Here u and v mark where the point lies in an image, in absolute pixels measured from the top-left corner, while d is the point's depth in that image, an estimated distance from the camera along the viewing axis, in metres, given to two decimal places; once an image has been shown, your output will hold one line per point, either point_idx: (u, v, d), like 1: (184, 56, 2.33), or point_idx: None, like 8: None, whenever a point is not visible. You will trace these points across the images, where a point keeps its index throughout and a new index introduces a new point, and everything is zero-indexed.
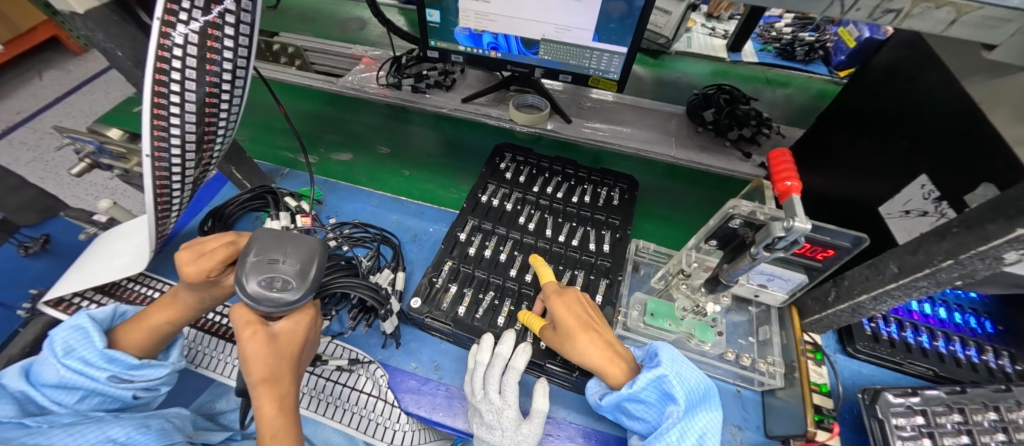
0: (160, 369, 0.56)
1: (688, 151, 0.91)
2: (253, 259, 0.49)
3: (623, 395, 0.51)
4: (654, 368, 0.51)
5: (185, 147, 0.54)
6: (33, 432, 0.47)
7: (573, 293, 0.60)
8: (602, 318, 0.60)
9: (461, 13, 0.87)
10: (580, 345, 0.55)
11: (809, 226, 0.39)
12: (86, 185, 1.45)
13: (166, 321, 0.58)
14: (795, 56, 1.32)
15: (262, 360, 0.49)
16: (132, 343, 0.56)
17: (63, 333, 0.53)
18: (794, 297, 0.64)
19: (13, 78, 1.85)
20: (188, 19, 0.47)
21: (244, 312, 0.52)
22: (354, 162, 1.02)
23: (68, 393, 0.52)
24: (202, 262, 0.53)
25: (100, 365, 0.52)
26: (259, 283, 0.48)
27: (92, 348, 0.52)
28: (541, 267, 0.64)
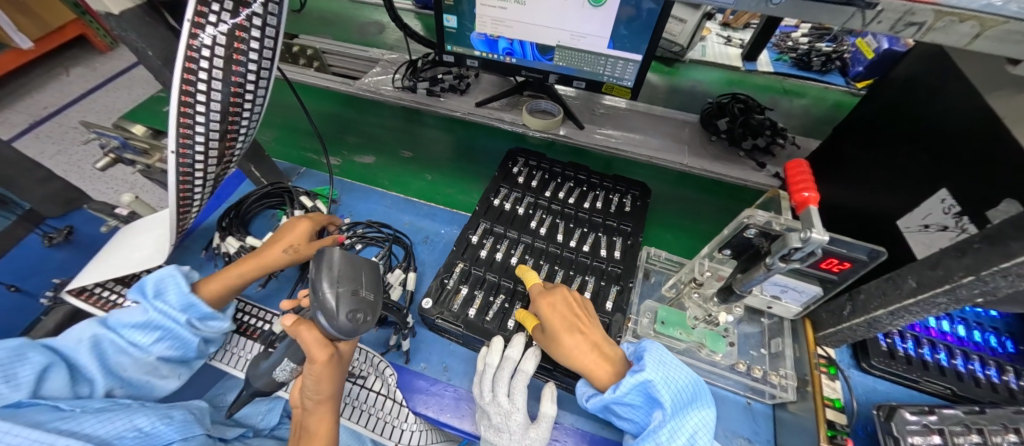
0: (220, 323, 0.64)
1: (701, 160, 0.91)
2: (341, 288, 0.49)
3: (607, 399, 0.51)
4: (638, 372, 0.50)
5: (209, 144, 0.56)
6: (66, 416, 0.49)
7: (560, 292, 0.60)
8: (593, 317, 0.59)
9: (478, 19, 0.88)
10: (569, 351, 0.55)
11: (827, 238, 0.39)
12: (107, 179, 1.49)
13: (240, 274, 0.66)
14: (811, 66, 1.31)
15: (330, 380, 0.53)
16: (209, 290, 0.64)
17: (156, 277, 0.61)
18: (808, 309, 0.63)
19: (42, 74, 1.91)
20: (217, 21, 0.48)
21: (314, 335, 0.52)
22: (381, 166, 1.03)
23: (147, 334, 0.59)
24: (309, 220, 0.73)
25: (177, 310, 0.60)
26: (347, 314, 0.48)
27: (178, 291, 0.60)
28: (526, 272, 0.64)
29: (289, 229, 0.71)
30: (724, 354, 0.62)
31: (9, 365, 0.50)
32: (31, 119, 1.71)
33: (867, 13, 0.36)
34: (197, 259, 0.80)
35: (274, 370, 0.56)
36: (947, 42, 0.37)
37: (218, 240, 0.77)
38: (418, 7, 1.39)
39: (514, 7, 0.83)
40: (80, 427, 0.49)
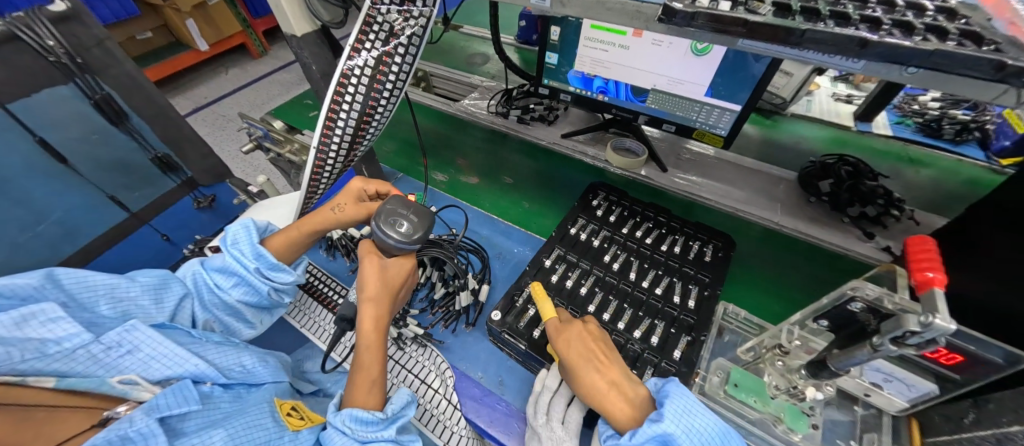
0: (287, 275, 0.68)
1: (796, 221, 0.85)
2: (388, 205, 0.59)
3: (623, 445, 0.47)
4: (656, 423, 0.46)
5: (341, 145, 0.66)
6: (195, 342, 0.62)
7: (577, 327, 0.59)
8: (612, 353, 0.57)
9: (579, 58, 0.94)
10: (584, 383, 0.54)
11: (954, 327, 0.35)
12: (242, 161, 1.79)
13: (300, 227, 0.73)
14: (941, 134, 1.15)
15: (375, 284, 0.61)
16: (275, 245, 0.71)
17: (235, 229, 0.68)
18: (918, 408, 0.55)
19: (210, 71, 2.38)
20: (370, 48, 0.59)
21: (368, 245, 0.63)
22: (482, 188, 1.10)
23: (227, 278, 0.66)
24: (366, 181, 0.75)
25: (250, 258, 0.66)
26: (388, 221, 0.58)
27: (249, 243, 0.67)
28: (543, 302, 0.62)
29: (347, 191, 0.76)
30: (805, 436, 0.56)
31: (157, 291, 0.64)
32: (196, 104, 2.12)
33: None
34: None
35: None
36: None
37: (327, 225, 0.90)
38: (520, 42, 1.52)
39: (615, 50, 0.87)
40: (206, 353, 0.61)
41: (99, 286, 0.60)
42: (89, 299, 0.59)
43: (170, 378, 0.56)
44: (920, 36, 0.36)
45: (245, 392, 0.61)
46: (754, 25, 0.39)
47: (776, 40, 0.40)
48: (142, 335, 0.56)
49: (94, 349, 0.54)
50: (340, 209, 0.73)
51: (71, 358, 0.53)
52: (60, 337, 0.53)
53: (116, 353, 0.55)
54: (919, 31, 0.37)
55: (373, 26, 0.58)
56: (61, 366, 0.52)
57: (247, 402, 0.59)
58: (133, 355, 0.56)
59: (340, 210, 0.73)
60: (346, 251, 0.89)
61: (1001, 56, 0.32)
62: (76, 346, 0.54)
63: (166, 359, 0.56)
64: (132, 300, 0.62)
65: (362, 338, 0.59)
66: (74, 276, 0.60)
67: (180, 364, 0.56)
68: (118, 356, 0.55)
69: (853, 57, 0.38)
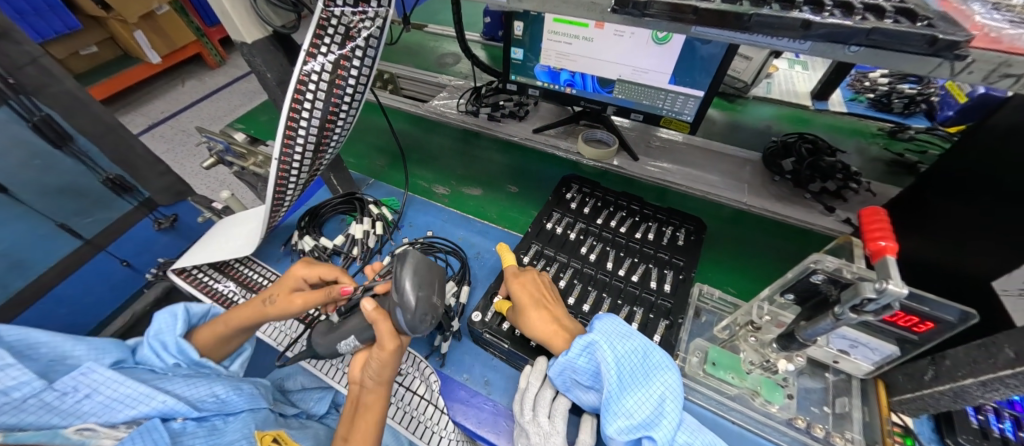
0: (214, 368, 0.64)
1: (763, 200, 0.88)
2: (423, 293, 0.53)
3: (562, 362, 0.54)
4: (585, 336, 0.53)
5: (304, 154, 0.64)
6: (162, 377, 0.59)
7: (530, 275, 0.68)
8: (557, 299, 0.65)
9: (544, 52, 0.94)
10: (530, 318, 0.61)
11: (906, 291, 0.37)
12: (206, 176, 1.71)
13: (223, 322, 0.65)
14: (891, 108, 1.22)
15: (389, 368, 0.56)
16: (200, 339, 0.65)
17: (161, 317, 0.64)
18: (882, 370, 0.58)
19: (164, 85, 2.26)
20: (326, 51, 0.57)
21: (387, 327, 0.55)
22: (485, 198, 1.07)
23: (158, 363, 0.62)
24: (309, 268, 0.68)
25: (172, 352, 0.61)
26: (424, 315, 0.53)
27: (172, 334, 0.62)
28: (505, 254, 0.73)
29: (286, 279, 0.69)
30: (781, 406, 0.59)
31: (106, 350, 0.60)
32: (151, 121, 2.02)
33: (957, 63, 0.36)
34: (277, 253, 0.90)
35: (339, 343, 0.61)
36: None
37: (296, 237, 0.87)
38: (485, 39, 1.51)
39: (580, 42, 0.88)
40: (172, 387, 0.58)
41: (44, 345, 0.57)
42: (35, 353, 0.56)
43: (135, 418, 0.53)
44: (860, 15, 0.38)
45: (220, 423, 0.59)
46: (704, 12, 0.40)
47: (725, 26, 0.41)
48: (101, 377, 0.54)
49: (47, 397, 0.51)
50: (272, 301, 0.66)
51: (21, 409, 0.49)
52: (10, 387, 0.50)
53: (72, 398, 0.52)
54: (858, 11, 0.38)
55: (329, 27, 0.55)
56: (9, 419, 0.48)
57: (224, 436, 0.57)
58: (92, 399, 0.53)
59: (272, 301, 0.66)
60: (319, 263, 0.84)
61: (933, 31, 0.34)
62: (27, 395, 0.50)
63: (130, 399, 0.53)
64: (80, 359, 0.58)
65: (368, 421, 0.55)
66: (15, 333, 0.55)
67: (144, 404, 0.53)
68: (76, 401, 0.52)
69: (798, 39, 0.39)
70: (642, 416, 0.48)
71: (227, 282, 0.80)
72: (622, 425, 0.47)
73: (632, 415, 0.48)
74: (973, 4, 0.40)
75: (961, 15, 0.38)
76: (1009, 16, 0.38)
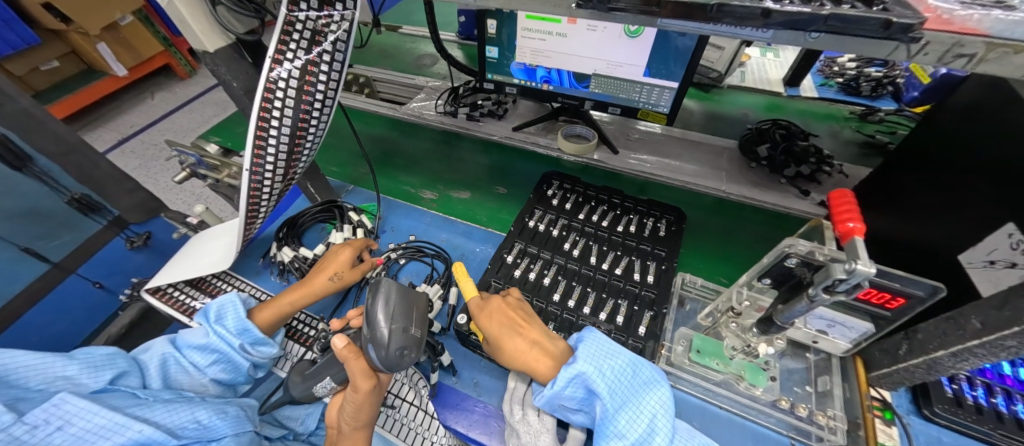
0: (270, 348, 0.69)
1: (741, 187, 0.90)
2: (392, 325, 0.52)
3: (548, 395, 0.52)
4: (572, 365, 0.51)
5: (277, 163, 0.63)
6: (141, 403, 0.57)
7: (495, 302, 0.63)
8: (533, 317, 0.62)
9: (519, 49, 0.94)
10: (510, 351, 0.58)
11: (874, 270, 0.38)
12: (180, 190, 1.67)
13: (291, 301, 0.72)
14: (860, 91, 1.25)
15: (367, 410, 0.56)
16: (263, 319, 0.70)
17: (220, 302, 0.68)
18: (859, 347, 0.60)
19: (133, 99, 2.19)
20: (293, 57, 0.56)
21: (360, 365, 0.55)
22: (474, 201, 1.05)
23: (205, 355, 0.65)
24: (353, 245, 0.77)
25: (234, 334, 0.65)
26: (397, 350, 0.51)
27: (235, 317, 0.66)
28: (465, 282, 0.66)
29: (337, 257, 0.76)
30: (765, 388, 0.60)
31: (100, 366, 0.58)
32: (120, 136, 1.95)
33: (913, 46, 0.37)
34: (255, 266, 0.88)
35: (315, 386, 0.61)
36: (1005, 73, 0.36)
37: (275, 249, 0.86)
38: (461, 38, 1.50)
39: (554, 39, 0.88)
40: (152, 414, 0.55)
41: (32, 365, 0.56)
42: (17, 378, 0.54)
43: None
44: (818, 2, 0.38)
45: None
46: (668, 5, 0.41)
47: (689, 17, 0.41)
48: (74, 408, 0.51)
49: (16, 431, 0.48)
50: (337, 277, 0.73)
51: None
52: None
53: (43, 431, 0.50)
54: None
55: (294, 32, 0.54)
56: None
57: None
58: (63, 431, 0.50)
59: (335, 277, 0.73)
60: (300, 274, 0.82)
61: (887, 15, 0.35)
62: None
63: (105, 430, 0.51)
64: (67, 379, 0.56)
65: None
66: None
67: (120, 434, 0.51)
68: (47, 435, 0.50)
69: (761, 27, 0.39)
70: (635, 436, 0.48)
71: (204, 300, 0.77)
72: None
73: (625, 435, 0.48)
74: None
75: None
76: None
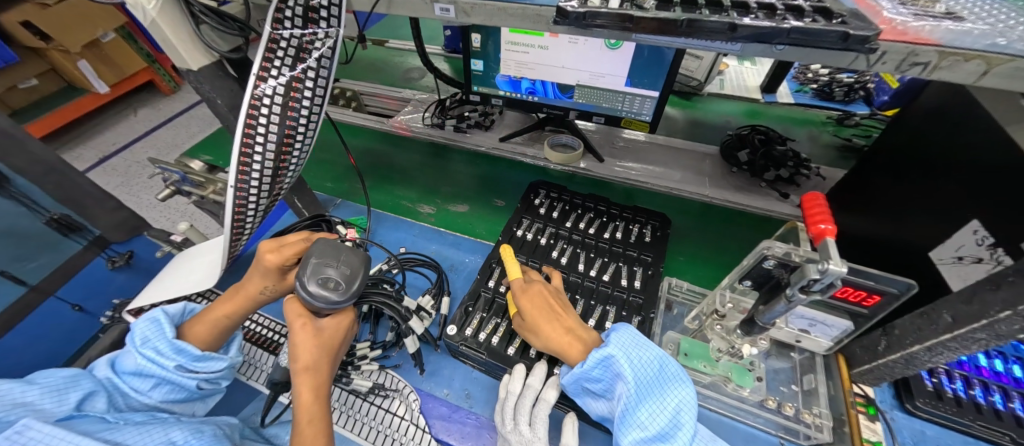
0: (217, 362, 0.62)
1: (724, 191, 0.92)
2: (314, 260, 0.56)
3: (576, 374, 0.54)
4: (602, 348, 0.52)
5: (262, 179, 0.62)
6: (111, 427, 0.53)
7: (538, 286, 0.63)
8: (568, 307, 0.63)
9: (503, 62, 0.95)
10: (544, 333, 0.58)
11: (845, 270, 0.39)
12: (164, 208, 1.64)
13: (227, 314, 0.65)
14: (833, 97, 1.29)
15: (308, 350, 0.56)
16: (195, 335, 0.63)
17: (142, 326, 0.61)
18: (840, 344, 0.61)
19: (116, 115, 2.16)
20: (278, 74, 0.56)
21: (297, 307, 0.59)
22: (475, 215, 1.06)
23: (145, 380, 0.59)
24: (281, 252, 0.63)
25: (168, 355, 0.59)
26: (316, 282, 0.55)
27: (164, 339, 0.59)
28: (511, 264, 0.67)
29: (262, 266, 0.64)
30: (752, 389, 0.61)
31: (63, 389, 0.54)
32: (103, 154, 1.92)
33: (871, 56, 0.39)
34: None
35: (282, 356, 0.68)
36: (957, 79, 0.39)
37: None
38: (447, 51, 1.52)
39: (537, 51, 0.90)
40: (123, 437, 0.51)
41: None
42: None
43: None
44: (782, 15, 0.40)
45: None
46: (642, 20, 0.42)
47: (662, 32, 0.43)
48: (39, 434, 0.46)
49: None
50: (269, 290, 0.66)
51: None
52: None
53: None
54: (780, 12, 0.41)
55: (279, 49, 0.55)
56: None
57: None
58: None
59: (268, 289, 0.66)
60: None
61: (844, 27, 0.37)
62: None
63: None
64: (29, 405, 0.51)
65: (302, 413, 0.54)
66: None
67: None
68: None
69: (729, 41, 0.41)
70: (656, 428, 0.49)
71: None
72: (636, 437, 0.49)
73: (645, 427, 0.49)
74: (882, 1, 0.44)
75: (872, 11, 0.42)
76: (913, 11, 0.42)
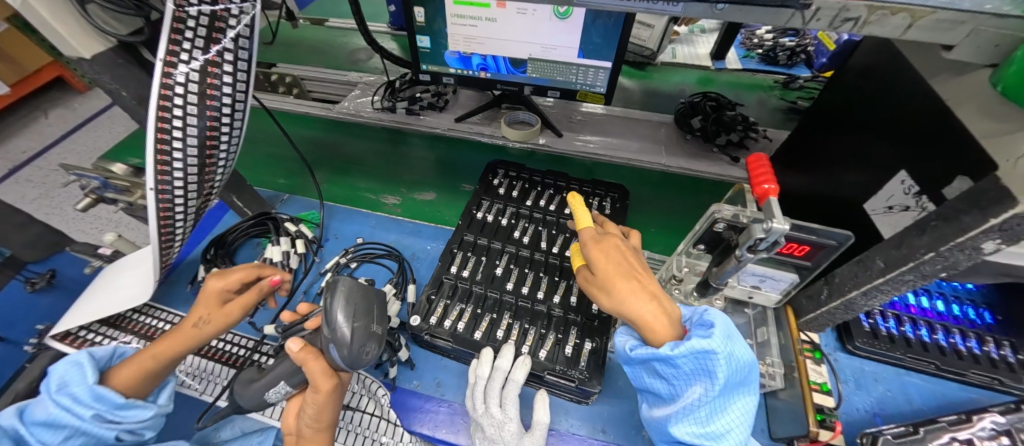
0: (144, 411, 0.53)
1: (679, 159, 0.94)
2: (357, 324, 0.50)
3: (659, 354, 0.45)
4: (707, 340, 0.43)
5: (187, 179, 0.56)
6: None
7: (613, 240, 0.56)
8: (647, 269, 0.55)
9: (451, 37, 0.91)
10: (620, 294, 0.50)
11: (787, 227, 0.40)
12: (90, 219, 1.48)
13: (156, 355, 0.56)
14: (777, 61, 1.34)
15: (328, 411, 0.53)
16: (122, 379, 0.54)
17: (61, 368, 0.52)
18: (788, 296, 0.65)
19: (20, 118, 1.90)
20: (189, 58, 0.50)
21: (320, 365, 0.52)
22: (440, 202, 1.03)
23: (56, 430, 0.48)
24: (226, 277, 0.62)
25: (86, 403, 0.50)
26: (360, 349, 0.50)
27: (84, 384, 0.51)
28: (580, 210, 0.58)
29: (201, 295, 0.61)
30: None
31: None
32: (10, 164, 1.70)
33: (805, 12, 0.39)
34: (184, 293, 0.80)
35: (268, 392, 0.56)
36: (885, 33, 0.40)
37: (203, 272, 0.78)
38: (394, 29, 1.43)
39: (485, 24, 0.85)
40: None
41: None
42: None
43: None
44: None
45: None
46: None
47: None
48: None
49: None
50: (203, 322, 0.59)
51: None
52: None
53: None
54: None
55: (187, 29, 0.49)
56: None
57: None
58: None
59: (202, 323, 0.59)
60: None
61: None
62: None
63: None
64: None
65: None
66: None
67: None
68: None
69: None
70: (715, 428, 0.45)
71: (126, 338, 0.70)
72: (692, 430, 0.46)
73: (704, 424, 0.46)
74: None
75: None
76: None
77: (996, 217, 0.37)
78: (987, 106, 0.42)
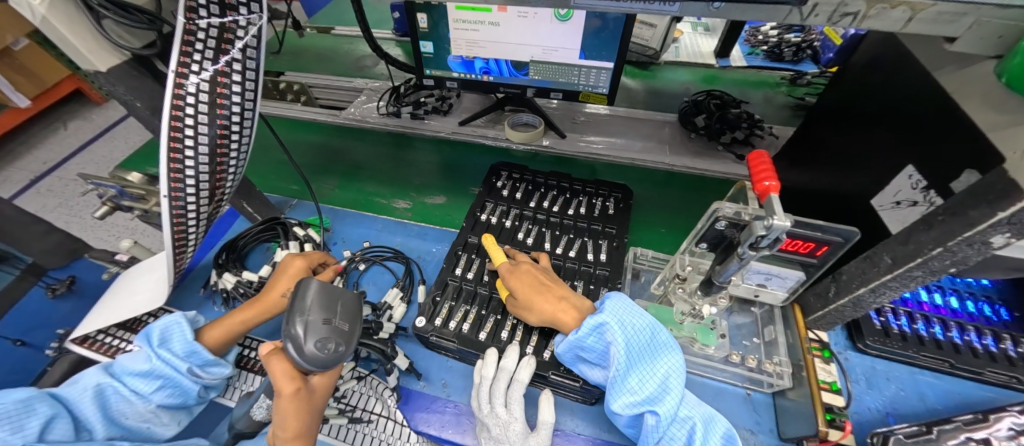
0: (222, 368, 0.64)
1: (683, 158, 0.93)
2: (309, 317, 0.51)
3: (572, 341, 0.56)
4: (596, 315, 0.55)
5: (199, 186, 0.58)
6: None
7: (525, 266, 0.64)
8: (557, 280, 0.64)
9: (454, 41, 0.92)
10: (538, 308, 0.59)
11: (788, 224, 0.40)
12: (108, 226, 1.53)
13: (244, 320, 0.67)
14: (783, 57, 1.33)
15: (296, 418, 0.51)
16: (211, 339, 0.64)
17: (163, 324, 0.62)
18: (795, 294, 0.64)
19: (41, 131, 1.96)
20: (199, 68, 0.52)
21: (284, 366, 0.52)
22: (451, 205, 1.03)
23: (148, 382, 0.58)
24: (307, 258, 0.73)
25: (180, 357, 0.60)
26: (314, 343, 0.50)
27: (183, 340, 0.61)
28: (494, 251, 0.68)
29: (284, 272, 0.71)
30: (716, 346, 0.64)
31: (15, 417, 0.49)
32: (33, 174, 1.76)
33: (803, 9, 0.39)
34: (197, 298, 0.82)
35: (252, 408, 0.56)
36: (885, 26, 0.39)
37: (215, 277, 0.80)
38: (399, 35, 1.45)
39: (487, 28, 0.86)
40: None
41: None
42: None
43: None
44: None
45: None
46: None
47: None
48: None
49: None
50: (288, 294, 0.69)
51: None
52: None
53: None
54: None
55: (197, 40, 0.51)
56: None
57: None
58: None
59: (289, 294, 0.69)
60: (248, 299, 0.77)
61: None
62: None
63: None
64: None
65: None
66: None
67: None
68: None
69: None
70: (647, 393, 0.51)
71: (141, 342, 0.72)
72: (626, 401, 0.51)
73: (635, 391, 0.52)
74: None
75: None
76: None
77: (1004, 210, 0.36)
78: (994, 98, 0.41)
